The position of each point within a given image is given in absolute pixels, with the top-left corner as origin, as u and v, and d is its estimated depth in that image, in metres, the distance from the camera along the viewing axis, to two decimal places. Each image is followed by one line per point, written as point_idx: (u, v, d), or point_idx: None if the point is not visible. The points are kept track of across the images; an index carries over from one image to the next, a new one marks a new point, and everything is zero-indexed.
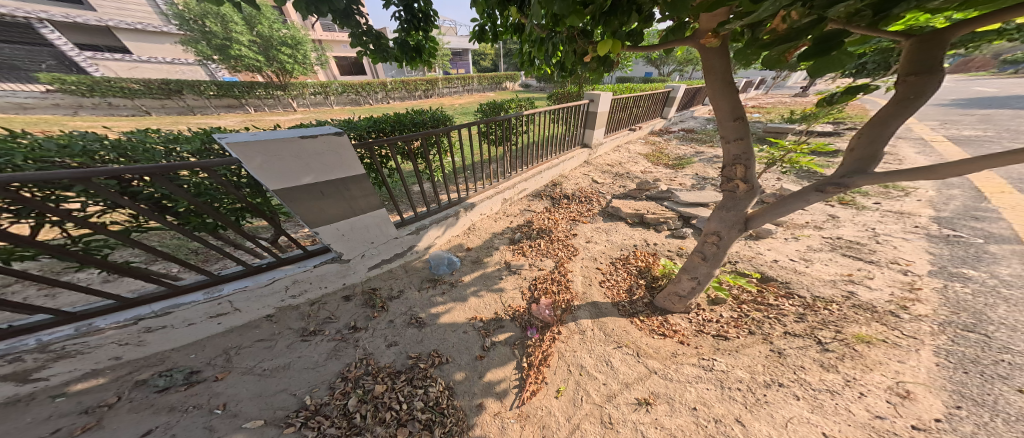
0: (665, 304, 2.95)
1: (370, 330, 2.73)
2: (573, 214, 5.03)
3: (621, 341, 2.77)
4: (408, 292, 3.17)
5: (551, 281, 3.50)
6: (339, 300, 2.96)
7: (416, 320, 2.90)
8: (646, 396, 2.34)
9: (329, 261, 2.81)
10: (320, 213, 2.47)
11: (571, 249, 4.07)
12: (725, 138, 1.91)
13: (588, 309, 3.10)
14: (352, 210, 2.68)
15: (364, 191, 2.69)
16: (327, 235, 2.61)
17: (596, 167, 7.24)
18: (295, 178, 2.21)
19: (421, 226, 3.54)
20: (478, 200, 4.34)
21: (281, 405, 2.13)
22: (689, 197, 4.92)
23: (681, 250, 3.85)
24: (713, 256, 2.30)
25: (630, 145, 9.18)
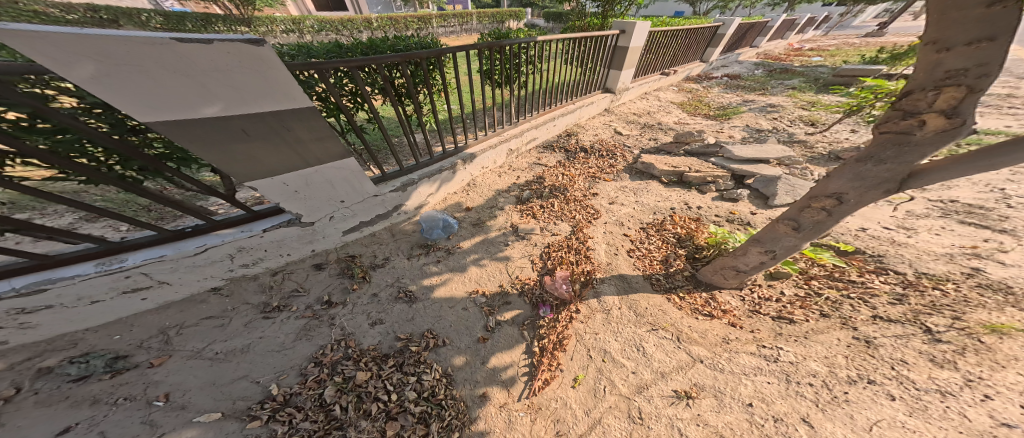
0: (716, 278, 2.41)
1: (348, 304, 2.21)
2: (592, 171, 4.32)
3: (655, 322, 2.26)
4: (394, 261, 2.62)
5: (568, 248, 2.93)
6: (310, 268, 2.40)
7: (405, 294, 2.38)
8: (687, 388, 1.87)
9: (285, 224, 2.18)
10: (250, 163, 1.82)
11: (591, 211, 3.46)
12: (943, 41, 1.00)
13: (613, 283, 2.57)
14: (299, 159, 2.05)
15: (314, 133, 2.04)
16: (272, 190, 2.01)
17: (618, 116, 6.33)
18: (189, 107, 1.48)
19: (409, 182, 2.92)
20: (479, 151, 3.65)
21: (241, 396, 1.62)
22: (746, 151, 4.14)
23: (733, 215, 3.26)
24: (820, 224, 1.68)
25: (660, 93, 8.09)
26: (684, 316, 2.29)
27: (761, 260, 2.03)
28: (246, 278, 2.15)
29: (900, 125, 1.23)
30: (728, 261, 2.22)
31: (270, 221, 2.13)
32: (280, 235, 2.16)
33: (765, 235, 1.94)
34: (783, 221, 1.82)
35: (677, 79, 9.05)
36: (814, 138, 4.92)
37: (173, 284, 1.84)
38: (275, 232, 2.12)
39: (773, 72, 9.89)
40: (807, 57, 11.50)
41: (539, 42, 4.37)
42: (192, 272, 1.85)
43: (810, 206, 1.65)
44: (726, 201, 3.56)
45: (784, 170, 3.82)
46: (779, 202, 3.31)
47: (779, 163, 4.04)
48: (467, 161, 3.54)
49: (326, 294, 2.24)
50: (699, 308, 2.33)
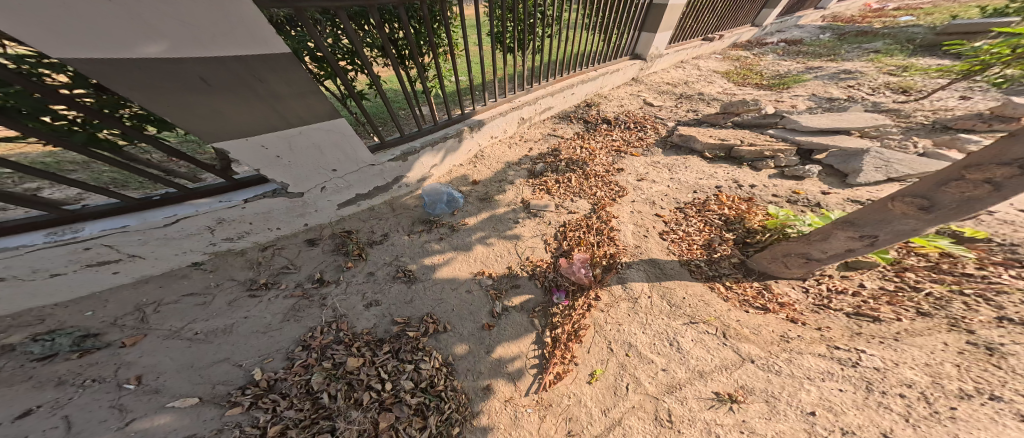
0: (774, 267, 2.02)
1: (341, 283, 2.01)
2: (616, 144, 3.82)
3: (693, 315, 1.91)
4: (393, 237, 2.38)
5: (587, 228, 2.57)
6: (302, 244, 2.23)
7: (405, 273, 2.14)
8: (730, 389, 1.55)
9: (271, 195, 1.99)
10: (212, 119, 1.56)
11: (615, 188, 3.04)
12: None
13: (641, 269, 2.22)
14: (276, 116, 1.77)
15: (292, 86, 1.75)
16: (245, 153, 1.76)
17: (649, 85, 5.63)
18: (121, 43, 1.18)
19: (409, 151, 2.62)
20: (489, 118, 3.27)
21: (221, 380, 1.47)
22: (822, 121, 3.54)
23: (796, 195, 2.75)
24: (970, 202, 1.10)
25: (699, 61, 7.19)
26: (728, 310, 1.92)
27: (849, 246, 1.58)
28: (233, 253, 2.01)
29: None
30: (792, 246, 1.86)
31: (252, 191, 1.93)
32: (264, 205, 1.96)
33: (869, 218, 1.45)
34: (906, 198, 1.27)
35: (719, 46, 7.98)
36: (909, 108, 4.10)
37: (146, 257, 1.70)
38: (259, 202, 1.92)
39: (836, 37, 8.53)
40: (886, 19, 9.75)
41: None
42: (166, 244, 1.71)
43: (959, 177, 1.10)
44: (780, 180, 3.03)
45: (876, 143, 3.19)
46: (864, 180, 2.73)
47: (848, 135, 3.39)
48: (475, 129, 3.17)
49: (318, 272, 2.05)
50: (753, 302, 1.96)
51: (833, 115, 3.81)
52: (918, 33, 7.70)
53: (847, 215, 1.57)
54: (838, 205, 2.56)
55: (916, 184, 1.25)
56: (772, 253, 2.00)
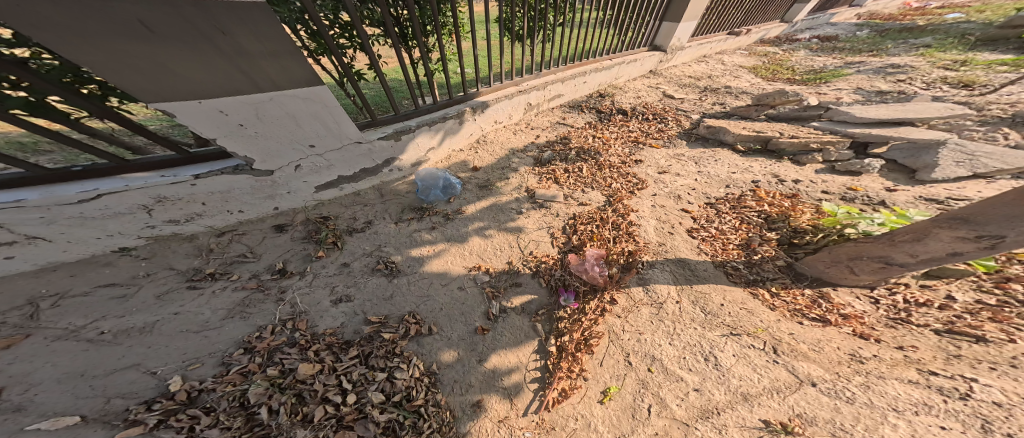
0: (833, 273, 1.65)
1: (307, 275, 1.76)
2: (634, 135, 3.47)
3: (732, 326, 1.55)
4: (377, 225, 2.12)
5: (600, 222, 2.23)
6: (269, 231, 2.00)
7: (386, 264, 1.87)
8: (784, 418, 1.19)
9: (232, 170, 1.76)
10: (156, 74, 1.31)
11: (634, 180, 2.70)
12: None
13: (666, 269, 1.88)
14: (242, 77, 1.53)
15: (264, 44, 1.50)
16: (201, 119, 1.52)
17: (669, 78, 5.24)
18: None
19: (403, 129, 2.37)
20: (493, 100, 2.99)
21: (123, 392, 1.16)
22: (882, 114, 3.16)
23: (854, 191, 2.35)
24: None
25: (724, 56, 6.75)
26: (775, 321, 1.56)
27: (956, 249, 1.17)
28: (178, 238, 1.80)
29: None
30: (861, 247, 1.51)
31: (204, 166, 1.71)
32: (218, 183, 1.72)
33: (997, 215, 1.01)
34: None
35: (745, 41, 7.50)
36: (979, 102, 3.62)
37: (53, 240, 1.47)
38: (211, 179, 1.69)
39: (875, 34, 7.92)
40: (932, 16, 9.00)
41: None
42: (83, 225, 1.49)
43: None
44: (827, 175, 2.63)
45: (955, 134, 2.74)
46: (943, 175, 2.30)
47: (905, 127, 2.95)
48: (477, 112, 2.90)
49: (279, 262, 1.81)
50: (803, 313, 1.59)
51: (885, 107, 3.37)
52: (972, 29, 7.07)
53: (957, 210, 1.14)
54: (908, 203, 2.14)
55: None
56: (831, 255, 1.63)
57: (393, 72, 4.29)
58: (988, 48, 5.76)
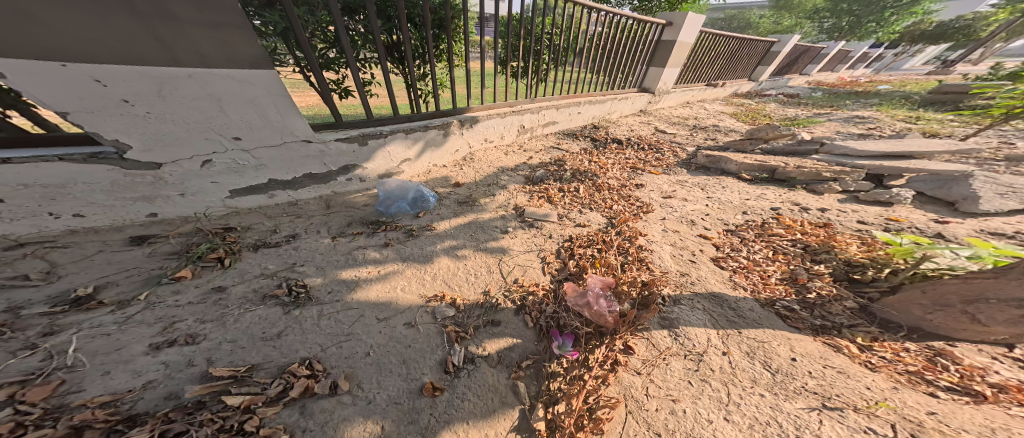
0: (941, 324, 1.19)
1: (128, 307, 1.15)
2: (631, 161, 3.20)
3: (825, 395, 1.01)
4: (301, 239, 1.65)
5: (603, 245, 1.78)
6: (111, 244, 1.42)
7: (289, 289, 1.34)
8: None
9: (79, 157, 1.26)
10: (4, 19, 0.94)
11: (637, 202, 2.33)
12: None
13: (699, 305, 1.39)
14: (155, 45, 1.20)
15: (200, 12, 1.23)
16: (66, 85, 1.11)
17: (658, 117, 5.27)
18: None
19: (372, 133, 1.99)
20: (484, 115, 2.72)
21: None
22: (882, 148, 3.05)
23: (895, 222, 2.03)
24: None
25: (705, 104, 7.08)
26: (893, 391, 1.01)
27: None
28: None
29: None
30: (986, 285, 1.06)
31: (26, 151, 1.23)
32: (37, 173, 1.22)
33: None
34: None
35: (722, 93, 8.01)
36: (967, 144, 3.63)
37: None
38: (27, 167, 1.19)
39: (835, 95, 8.68)
40: (876, 85, 10.17)
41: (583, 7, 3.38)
42: None
43: None
44: (852, 205, 2.34)
45: (968, 166, 2.59)
46: (995, 207, 2.01)
47: (910, 160, 2.80)
48: (466, 126, 2.59)
49: (85, 287, 1.20)
50: (922, 377, 1.07)
51: (883, 142, 3.29)
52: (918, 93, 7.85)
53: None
54: (966, 235, 1.82)
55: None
56: (931, 297, 1.21)
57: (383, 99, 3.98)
58: (942, 107, 6.22)
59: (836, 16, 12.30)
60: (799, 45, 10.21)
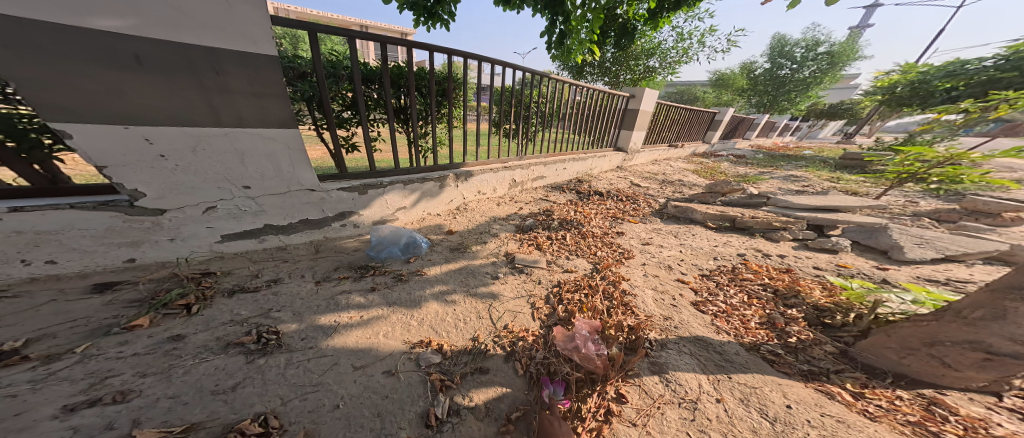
0: (915, 367, 1.23)
1: (58, 359, 1.02)
2: (612, 211, 3.44)
3: None
4: (283, 284, 1.59)
5: (590, 290, 1.83)
6: (57, 290, 1.29)
7: (259, 336, 1.24)
8: None
9: (97, 205, 1.32)
10: (99, 95, 1.17)
11: (620, 249, 2.46)
12: None
13: (686, 349, 1.43)
14: (208, 111, 1.38)
15: (254, 85, 1.45)
16: (123, 145, 1.27)
17: (632, 172, 5.81)
18: (73, 7, 1.05)
19: (373, 183, 2.08)
20: (477, 169, 2.93)
21: None
22: (822, 202, 3.51)
23: (846, 268, 2.27)
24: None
25: (669, 162, 7.94)
26: None
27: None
28: None
29: None
30: (935, 329, 1.18)
31: (46, 199, 1.28)
32: (38, 220, 1.24)
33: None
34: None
35: (682, 153, 9.06)
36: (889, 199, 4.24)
37: None
38: (32, 214, 1.22)
39: (775, 157, 10.07)
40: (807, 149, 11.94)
41: (564, 84, 3.96)
42: None
43: None
44: (806, 252, 2.62)
45: (894, 220, 3.02)
46: (916, 255, 2.33)
47: (841, 213, 3.23)
48: (461, 179, 2.75)
49: (14, 340, 1.06)
50: (927, 429, 1.04)
51: (822, 197, 3.79)
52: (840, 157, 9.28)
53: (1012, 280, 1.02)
54: (907, 281, 2.06)
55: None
56: (896, 340, 1.28)
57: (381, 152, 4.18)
58: (853, 169, 7.38)
59: (759, 95, 14.97)
60: (738, 116, 12.10)
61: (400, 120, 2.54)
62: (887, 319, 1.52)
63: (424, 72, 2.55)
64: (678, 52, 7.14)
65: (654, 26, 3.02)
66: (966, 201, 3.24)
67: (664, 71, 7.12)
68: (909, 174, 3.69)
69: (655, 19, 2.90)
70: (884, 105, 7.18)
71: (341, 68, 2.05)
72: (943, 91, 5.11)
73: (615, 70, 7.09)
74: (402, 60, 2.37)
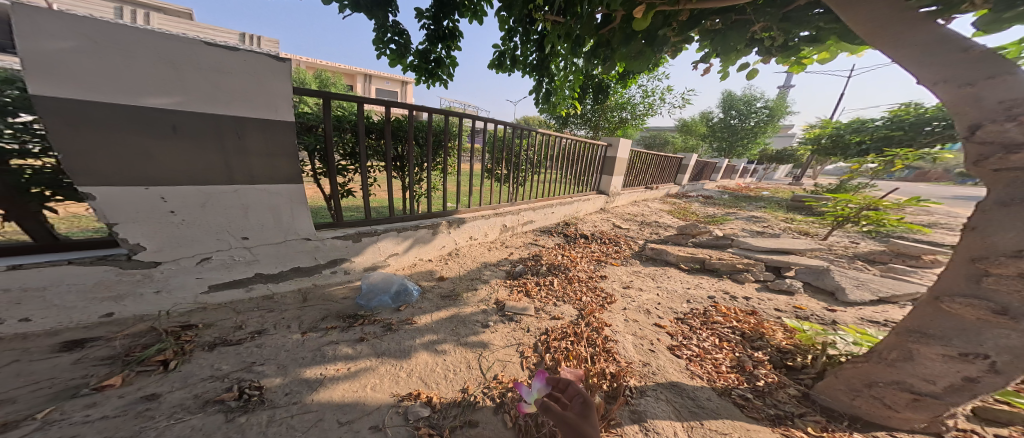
0: (865, 408, 1.36)
1: (18, 424, 0.97)
2: (596, 254, 3.65)
3: None
4: (267, 335, 1.58)
5: (575, 337, 1.92)
6: (24, 352, 1.24)
7: (240, 392, 1.22)
8: None
9: (97, 261, 1.39)
10: (131, 160, 1.32)
11: (603, 294, 2.60)
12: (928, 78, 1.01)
13: (663, 396, 1.52)
14: (224, 171, 1.53)
15: (270, 146, 1.62)
16: (141, 203, 1.39)
17: (614, 214, 6.19)
18: (130, 91, 1.26)
19: (368, 231, 2.18)
20: (469, 216, 3.09)
21: None
22: (779, 244, 3.90)
23: (803, 310, 2.50)
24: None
25: (647, 202, 8.52)
26: None
27: (961, 372, 1.06)
28: None
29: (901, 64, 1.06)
30: (867, 369, 1.33)
31: (47, 256, 1.35)
32: (33, 277, 1.28)
33: (946, 327, 1.09)
34: (996, 259, 0.95)
35: (659, 194, 9.76)
36: (837, 239, 4.76)
37: None
38: (30, 271, 1.27)
39: (739, 197, 11.05)
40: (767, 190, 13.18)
41: (549, 136, 4.37)
42: None
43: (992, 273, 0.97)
44: (767, 293, 2.87)
45: (840, 263, 3.40)
46: (857, 297, 2.63)
47: (792, 255, 3.62)
48: (454, 226, 2.89)
49: None
50: None
51: (780, 240, 4.21)
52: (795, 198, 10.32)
53: (908, 323, 1.22)
54: (853, 322, 2.30)
55: (985, 241, 0.99)
56: (843, 381, 1.40)
57: (379, 197, 4.28)
58: (805, 209, 8.24)
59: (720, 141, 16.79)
60: (704, 161, 13.40)
61: (397, 168, 2.72)
62: (839, 360, 1.70)
63: (423, 125, 2.80)
64: (645, 106, 8.08)
65: (624, 85, 3.47)
66: (890, 244, 3.74)
67: (636, 123, 7.98)
68: (844, 217, 4.25)
69: (624, 80, 3.35)
70: (818, 154, 8.35)
71: (346, 122, 2.26)
72: (857, 144, 6.57)
73: (593, 122, 7.91)
74: (402, 115, 2.60)
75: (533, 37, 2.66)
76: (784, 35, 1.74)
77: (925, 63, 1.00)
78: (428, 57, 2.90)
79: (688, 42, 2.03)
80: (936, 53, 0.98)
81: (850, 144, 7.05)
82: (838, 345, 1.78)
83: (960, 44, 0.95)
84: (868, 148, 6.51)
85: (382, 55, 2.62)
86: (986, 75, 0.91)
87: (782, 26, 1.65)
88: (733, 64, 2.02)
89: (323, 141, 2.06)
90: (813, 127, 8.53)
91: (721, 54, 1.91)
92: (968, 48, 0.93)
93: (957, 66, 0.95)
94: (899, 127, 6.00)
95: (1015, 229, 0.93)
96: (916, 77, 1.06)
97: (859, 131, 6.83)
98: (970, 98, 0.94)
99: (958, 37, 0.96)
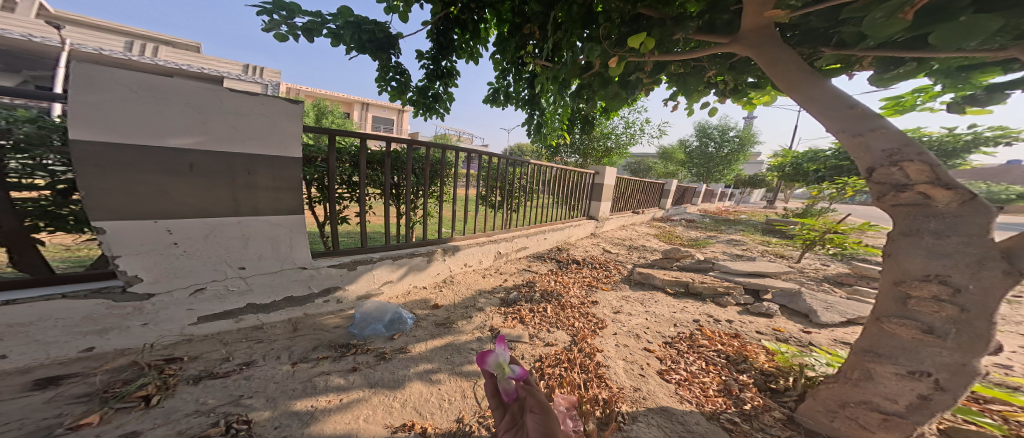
0: (845, 430, 1.38)
1: None
2: (587, 279, 3.74)
3: None
4: (256, 367, 1.55)
5: (568, 363, 1.96)
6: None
7: (227, 427, 1.18)
8: None
9: (91, 294, 1.40)
10: (145, 197, 1.42)
11: (595, 320, 2.65)
12: (837, 128, 1.30)
13: (653, 420, 1.55)
14: (230, 203, 1.64)
15: (275, 181, 1.76)
16: (144, 234, 1.46)
17: (604, 238, 6.36)
18: (155, 133, 1.40)
19: (363, 260, 2.24)
20: (464, 244, 3.16)
21: None
22: (756, 267, 4.11)
23: (782, 332, 2.62)
24: (964, 325, 1.04)
25: (634, 227, 8.79)
26: None
27: (915, 390, 1.16)
28: None
29: (815, 118, 1.37)
30: (839, 391, 1.40)
31: (39, 289, 1.35)
32: (20, 313, 1.26)
33: (892, 347, 1.23)
34: (912, 282, 1.14)
35: (645, 218, 10.10)
36: (810, 261, 5.03)
37: None
38: (20, 306, 1.26)
39: (719, 221, 11.53)
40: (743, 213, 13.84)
41: (539, 165, 4.59)
42: None
43: (911, 295, 1.15)
44: (749, 316, 2.99)
45: (813, 286, 3.60)
46: (828, 319, 2.78)
47: (768, 278, 3.81)
48: (448, 253, 2.95)
49: None
50: None
51: (758, 263, 4.43)
52: None
53: (863, 344, 1.35)
54: (827, 344, 2.43)
55: (899, 267, 1.19)
56: (821, 403, 1.45)
57: (376, 224, 4.32)
58: (780, 232, 8.67)
59: None
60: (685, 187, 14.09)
61: (392, 196, 2.78)
62: (816, 381, 1.78)
63: (420, 156, 2.94)
64: (627, 136, 8.61)
65: (606, 118, 3.77)
66: (854, 266, 4.00)
67: (619, 151, 8.47)
68: (812, 241, 4.54)
69: (607, 114, 3.65)
70: (783, 180, 9.01)
71: (346, 154, 2.38)
72: (815, 172, 7.15)
73: (582, 150, 8.34)
74: (401, 146, 2.73)
75: (525, 75, 2.87)
76: (733, 80, 2.04)
77: (831, 116, 1.30)
78: (426, 93, 3.10)
79: (658, 84, 2.29)
80: (834, 109, 1.28)
81: (809, 171, 7.69)
82: (813, 366, 1.87)
83: (847, 102, 1.27)
84: (825, 175, 7.12)
85: (383, 91, 2.80)
86: (869, 128, 1.20)
87: (730, 74, 1.96)
88: (697, 103, 2.29)
89: (324, 170, 2.15)
90: (777, 155, 9.28)
91: (683, 95, 2.18)
92: (854, 106, 1.24)
93: (851, 119, 1.24)
94: (846, 158, 6.63)
95: (920, 257, 1.12)
96: (826, 128, 1.35)
97: (815, 161, 7.52)
98: (862, 145, 1.23)
99: (846, 98, 1.28)
